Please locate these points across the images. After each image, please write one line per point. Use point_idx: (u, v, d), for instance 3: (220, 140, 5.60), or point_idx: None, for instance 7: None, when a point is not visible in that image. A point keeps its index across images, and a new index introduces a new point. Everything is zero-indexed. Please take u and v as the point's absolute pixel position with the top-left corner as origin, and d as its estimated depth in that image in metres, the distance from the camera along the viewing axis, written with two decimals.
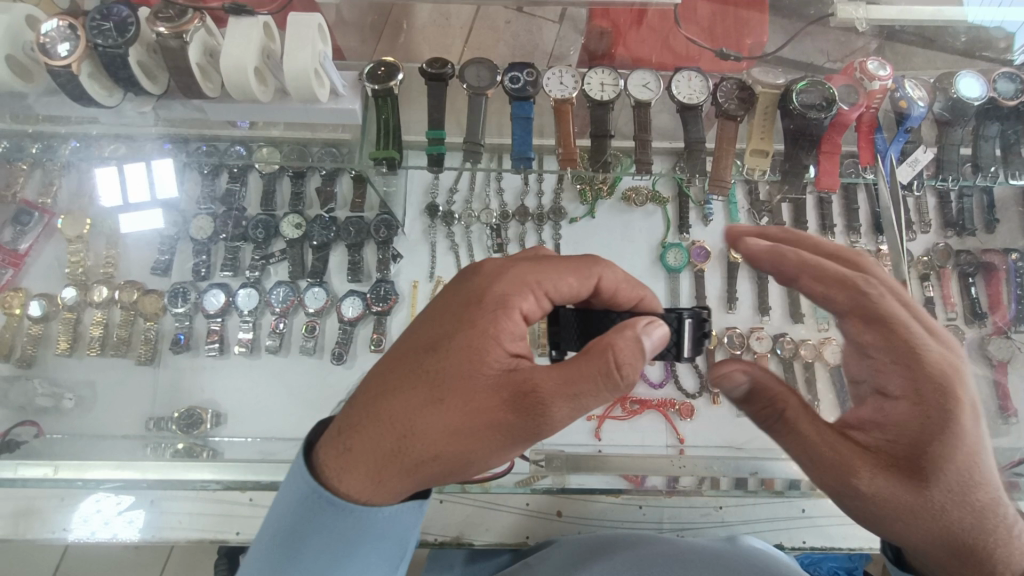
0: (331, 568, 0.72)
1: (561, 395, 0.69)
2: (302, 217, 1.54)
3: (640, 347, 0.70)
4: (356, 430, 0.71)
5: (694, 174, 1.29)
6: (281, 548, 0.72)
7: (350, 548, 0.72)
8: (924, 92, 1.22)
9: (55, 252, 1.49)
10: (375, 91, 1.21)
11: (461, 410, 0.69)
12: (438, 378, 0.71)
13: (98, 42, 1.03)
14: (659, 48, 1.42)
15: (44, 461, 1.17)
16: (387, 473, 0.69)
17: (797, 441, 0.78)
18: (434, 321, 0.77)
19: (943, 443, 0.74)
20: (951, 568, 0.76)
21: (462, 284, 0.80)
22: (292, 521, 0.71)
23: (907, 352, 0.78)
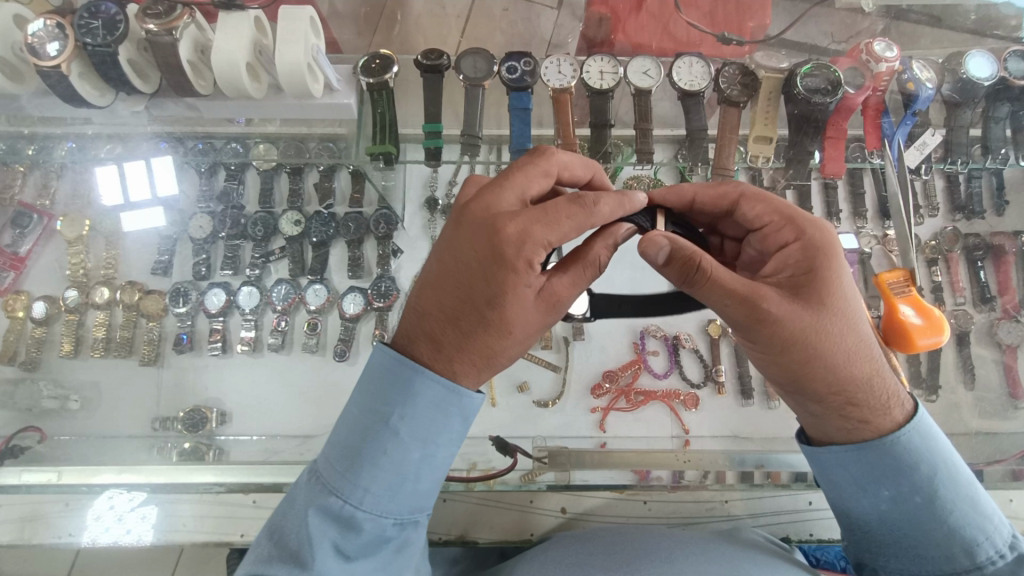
0: (427, 432, 0.81)
1: (579, 296, 0.85)
2: (302, 213, 1.52)
3: (613, 250, 0.88)
4: (446, 353, 0.81)
5: (697, 162, 1.25)
6: (386, 404, 0.80)
7: (445, 418, 0.81)
8: (932, 74, 1.20)
9: (55, 254, 1.48)
10: (370, 84, 1.19)
11: (518, 322, 0.80)
12: (492, 310, 0.79)
13: (87, 41, 1.02)
14: (659, 34, 1.35)
15: (48, 467, 1.17)
16: (476, 371, 0.82)
17: (715, 287, 0.78)
18: (467, 268, 0.80)
19: (824, 271, 0.79)
20: (855, 401, 0.80)
21: (481, 237, 0.80)
22: (398, 384, 0.80)
23: (786, 205, 0.88)
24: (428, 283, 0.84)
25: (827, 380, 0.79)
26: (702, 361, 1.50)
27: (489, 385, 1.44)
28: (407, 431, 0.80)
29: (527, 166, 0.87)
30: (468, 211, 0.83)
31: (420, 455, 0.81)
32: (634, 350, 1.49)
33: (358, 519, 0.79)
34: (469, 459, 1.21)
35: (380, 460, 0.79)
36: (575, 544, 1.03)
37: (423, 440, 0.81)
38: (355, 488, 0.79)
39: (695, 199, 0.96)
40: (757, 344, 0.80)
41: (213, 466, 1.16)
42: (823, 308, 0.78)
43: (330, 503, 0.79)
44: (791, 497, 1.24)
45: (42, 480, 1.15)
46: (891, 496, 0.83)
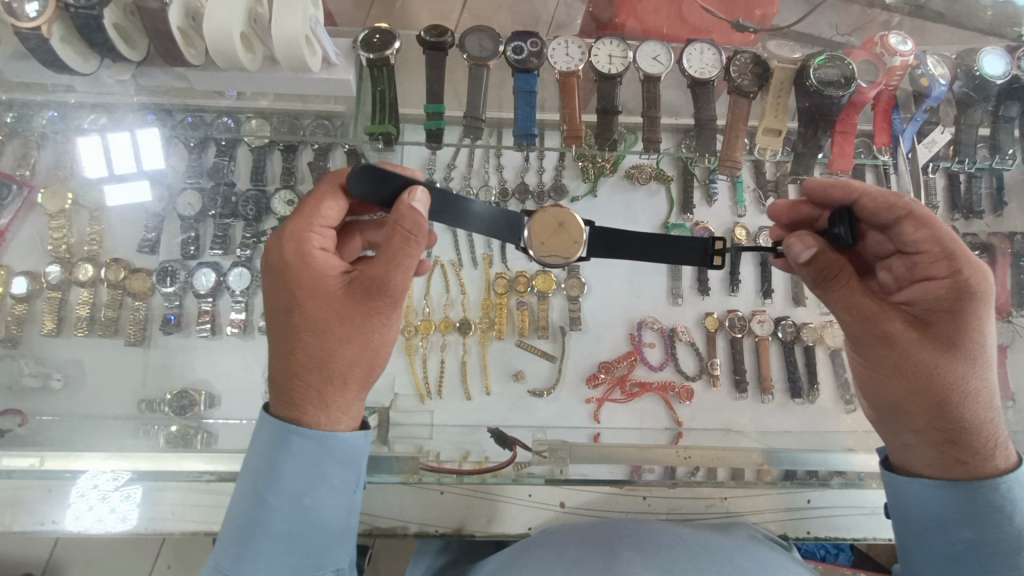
0: (304, 491, 0.81)
1: (394, 267, 0.80)
2: (294, 193, 1.47)
3: (416, 210, 0.81)
4: (287, 389, 0.81)
5: (703, 153, 1.23)
6: (258, 477, 0.81)
7: (321, 470, 0.81)
8: (945, 70, 1.18)
9: (37, 228, 1.42)
10: (370, 60, 1.14)
11: (330, 321, 0.80)
12: (298, 320, 0.80)
13: (69, 2, 0.97)
14: (671, 18, 1.29)
15: (29, 452, 1.13)
16: (321, 396, 0.80)
17: (843, 297, 0.83)
18: (269, 293, 0.84)
19: (960, 313, 0.83)
20: (958, 439, 0.84)
21: (269, 266, 0.84)
22: (263, 454, 0.81)
23: (950, 239, 0.85)
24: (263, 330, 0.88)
25: (936, 413, 0.84)
26: (698, 353, 1.49)
27: (484, 374, 1.43)
28: (284, 497, 0.81)
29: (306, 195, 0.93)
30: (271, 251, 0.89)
31: (303, 516, 0.81)
32: (630, 342, 1.48)
33: None
34: (463, 451, 1.20)
35: (260, 532, 0.80)
36: (570, 539, 1.02)
37: (303, 499, 0.81)
38: (238, 564, 0.80)
39: (861, 198, 0.88)
40: (869, 361, 0.86)
41: (202, 453, 1.12)
42: (945, 345, 0.83)
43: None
44: (786, 496, 1.25)
45: (24, 465, 1.11)
46: (937, 509, 0.87)
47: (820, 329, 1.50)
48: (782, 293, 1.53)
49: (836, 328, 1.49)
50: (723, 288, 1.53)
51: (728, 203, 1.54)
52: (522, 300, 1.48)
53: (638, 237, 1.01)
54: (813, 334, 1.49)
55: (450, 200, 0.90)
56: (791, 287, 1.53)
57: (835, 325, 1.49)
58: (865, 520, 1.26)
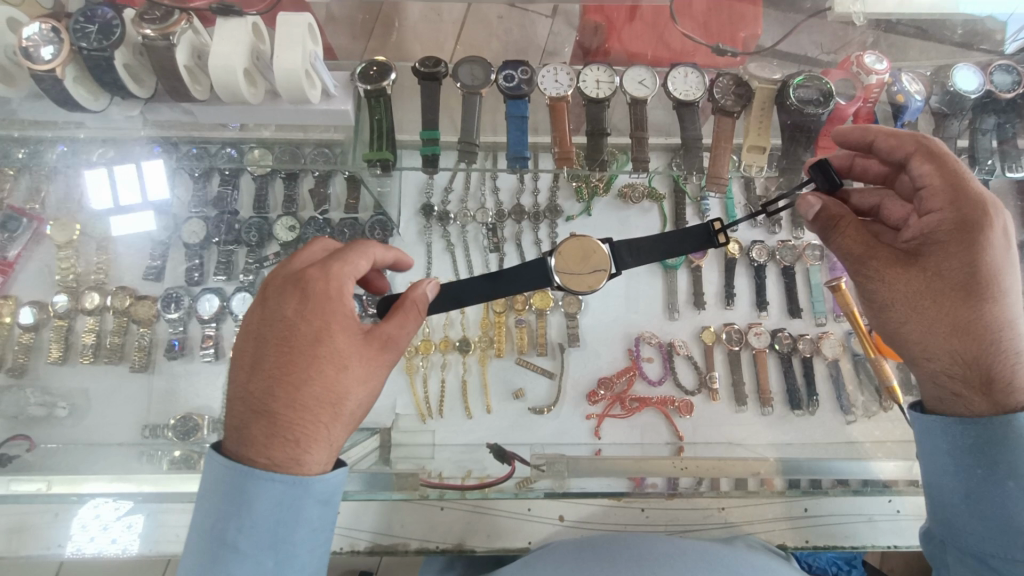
0: (278, 534, 0.78)
1: (410, 334, 0.90)
2: (296, 219, 1.52)
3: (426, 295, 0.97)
4: (287, 428, 0.77)
5: (691, 171, 1.28)
6: (226, 523, 0.77)
7: (297, 513, 0.78)
8: (921, 86, 1.22)
9: (45, 258, 1.46)
10: (368, 91, 1.19)
11: (351, 360, 0.81)
12: (321, 355, 0.80)
13: (82, 45, 1.02)
14: (653, 43, 1.38)
15: (37, 477, 1.14)
16: (324, 436, 0.79)
17: (840, 241, 0.93)
18: (287, 323, 0.81)
19: (964, 243, 0.83)
20: (964, 378, 0.83)
21: (292, 297, 0.83)
22: (232, 496, 0.76)
23: (956, 176, 0.86)
24: (252, 361, 0.81)
25: (939, 350, 0.84)
26: (696, 366, 1.50)
27: (485, 393, 1.44)
28: (256, 540, 0.77)
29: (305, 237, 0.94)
30: (274, 283, 0.86)
31: (276, 559, 0.78)
32: (629, 357, 1.49)
33: None
34: (466, 469, 1.21)
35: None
36: (572, 554, 1.02)
37: (277, 542, 0.78)
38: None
39: (875, 141, 0.92)
40: (870, 304, 0.92)
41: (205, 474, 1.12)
42: (939, 277, 0.84)
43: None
44: (787, 507, 1.25)
45: (32, 489, 1.12)
46: (951, 448, 0.87)
47: (817, 340, 1.51)
48: (777, 305, 1.56)
49: (831, 339, 1.50)
50: (719, 302, 1.55)
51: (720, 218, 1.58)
52: (521, 318, 1.50)
53: (651, 237, 1.03)
54: (810, 345, 1.51)
55: (460, 295, 1.05)
56: (786, 299, 1.55)
57: (830, 336, 1.51)
58: (867, 530, 1.25)
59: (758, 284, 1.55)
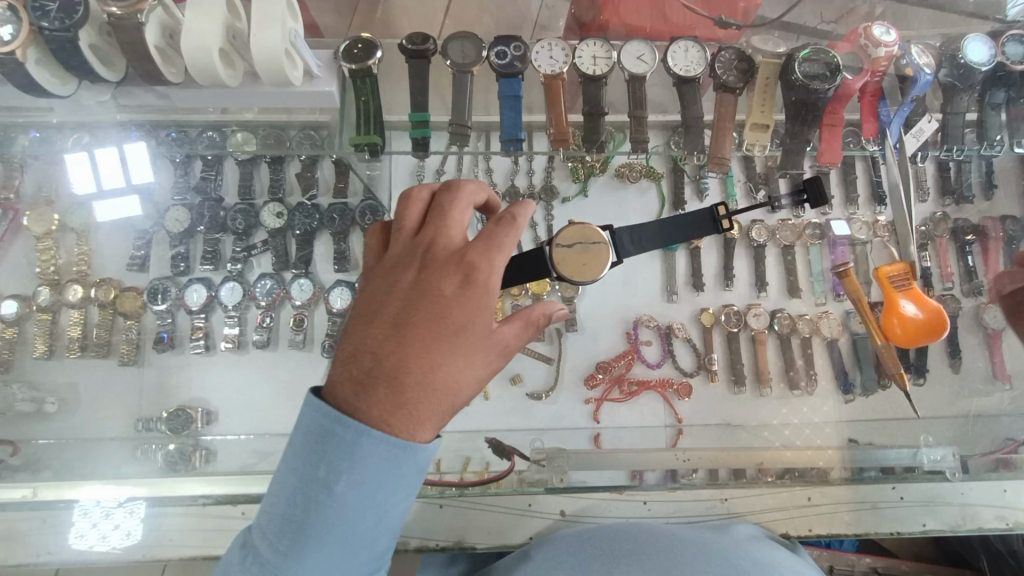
0: (375, 498, 0.69)
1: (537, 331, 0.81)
2: (283, 205, 1.47)
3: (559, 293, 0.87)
4: (408, 402, 0.68)
5: (692, 151, 1.24)
6: (321, 475, 0.68)
7: (396, 475, 0.69)
8: (930, 59, 1.17)
9: (24, 250, 1.41)
10: (352, 71, 1.13)
11: (487, 354, 0.74)
12: (467, 342, 0.72)
13: (43, 25, 0.95)
14: (653, 14, 1.28)
15: (23, 483, 1.16)
16: (437, 422, 0.70)
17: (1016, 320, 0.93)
18: (429, 287, 0.74)
19: None
20: None
21: (452, 273, 0.75)
22: (332, 448, 0.67)
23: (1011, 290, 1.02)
24: (385, 313, 0.74)
25: None
26: (696, 349, 1.49)
27: None
28: (348, 501, 0.68)
29: (454, 199, 0.83)
30: (431, 252, 0.78)
31: (369, 519, 0.71)
32: (628, 340, 1.47)
33: None
34: (463, 459, 1.21)
35: (319, 534, 0.69)
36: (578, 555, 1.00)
37: (371, 505, 0.70)
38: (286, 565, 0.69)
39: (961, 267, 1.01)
40: None
41: (221, 477, 1.18)
42: None
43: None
44: (793, 493, 1.23)
45: (17, 497, 1.14)
46: None
47: (816, 320, 1.50)
48: (776, 285, 1.53)
49: (831, 319, 1.49)
50: (718, 283, 1.52)
51: (719, 197, 1.53)
52: (517, 303, 1.46)
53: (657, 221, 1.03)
54: (809, 325, 1.50)
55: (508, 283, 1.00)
56: (785, 279, 1.53)
57: (830, 316, 1.49)
58: (869, 515, 1.25)
59: (758, 263, 1.53)
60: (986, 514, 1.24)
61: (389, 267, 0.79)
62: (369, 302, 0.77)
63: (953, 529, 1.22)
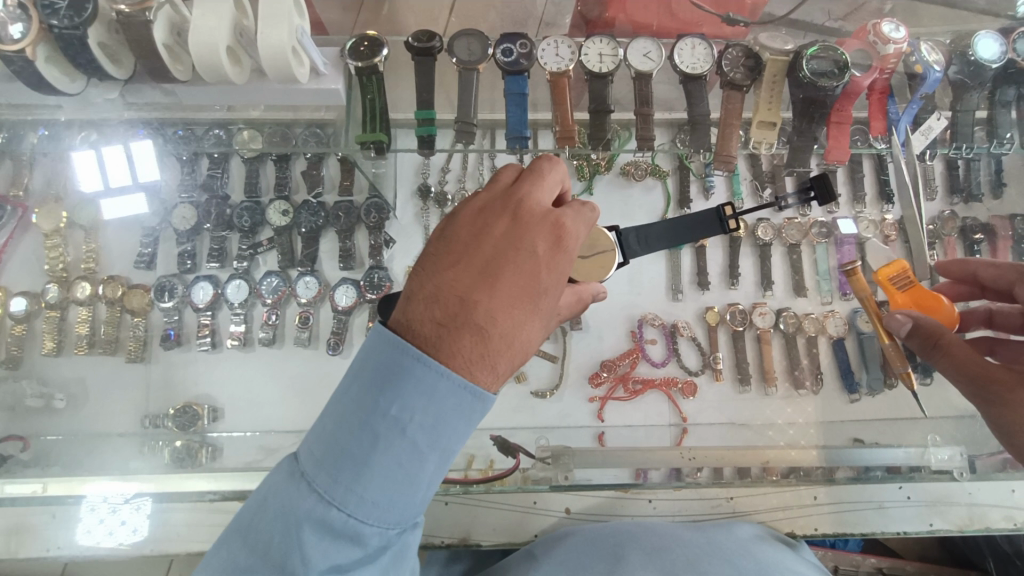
0: (441, 437, 0.69)
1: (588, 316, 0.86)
2: (289, 203, 1.47)
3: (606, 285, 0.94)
4: (488, 355, 0.68)
5: (698, 149, 1.23)
6: (391, 406, 0.68)
7: (462, 413, 0.69)
8: (941, 56, 1.16)
9: (34, 247, 1.42)
10: (358, 68, 1.13)
11: (552, 322, 0.76)
12: (548, 304, 0.73)
13: (52, 23, 0.96)
14: (659, 10, 1.27)
15: (33, 478, 1.15)
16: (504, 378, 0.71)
17: (945, 360, 0.93)
18: (522, 245, 0.73)
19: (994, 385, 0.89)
20: None
21: (546, 233, 0.75)
22: (407, 378, 0.67)
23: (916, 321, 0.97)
24: (473, 262, 0.72)
25: None
26: (701, 348, 1.48)
27: None
28: (417, 433, 0.68)
29: (549, 168, 0.84)
30: (527, 209, 0.77)
31: (431, 460, 0.70)
32: (632, 339, 1.47)
33: (361, 531, 0.67)
34: (467, 457, 1.19)
35: (383, 468, 0.67)
36: (583, 556, 1.01)
37: (438, 443, 0.70)
38: (344, 497, 0.67)
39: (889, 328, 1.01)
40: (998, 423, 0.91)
41: (219, 474, 1.15)
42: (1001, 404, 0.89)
43: (313, 508, 0.67)
44: (797, 494, 1.25)
45: (27, 492, 1.12)
46: None
47: (822, 319, 1.49)
48: (782, 284, 1.53)
49: (838, 318, 1.48)
50: (724, 282, 1.52)
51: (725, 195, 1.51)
52: None
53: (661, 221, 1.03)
54: (815, 324, 1.49)
55: None
56: (791, 278, 1.52)
57: (837, 315, 1.49)
58: (871, 515, 1.26)
59: (764, 262, 1.52)
60: (993, 514, 1.26)
61: (476, 216, 0.77)
62: (454, 245, 0.74)
63: (961, 529, 1.24)
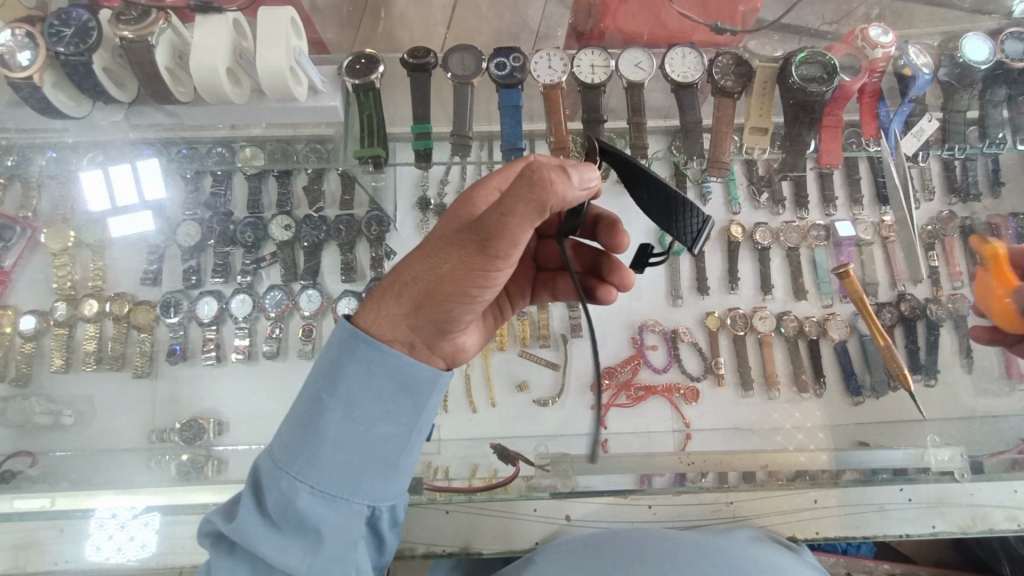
0: (361, 404, 0.82)
1: (504, 220, 0.67)
2: (291, 217, 1.50)
3: (563, 183, 0.66)
4: (376, 294, 0.83)
5: (691, 156, 1.25)
6: (322, 382, 0.82)
7: (377, 382, 0.82)
8: (929, 59, 1.17)
9: (41, 267, 1.45)
10: (356, 86, 1.16)
11: (436, 248, 0.76)
12: (440, 244, 0.75)
13: (59, 50, 1.00)
14: (650, 21, 1.30)
15: (40, 493, 1.17)
16: (391, 310, 0.80)
17: None
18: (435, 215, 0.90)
19: None
20: None
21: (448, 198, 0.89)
22: (332, 357, 0.82)
23: None
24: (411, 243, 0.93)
25: None
26: (701, 353, 1.49)
27: (488, 386, 1.42)
28: (342, 403, 0.81)
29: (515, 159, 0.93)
30: None
31: (354, 425, 0.82)
32: (634, 345, 1.48)
33: (300, 492, 0.80)
34: (470, 466, 1.21)
35: (315, 433, 0.81)
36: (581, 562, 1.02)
37: (361, 413, 0.82)
38: (294, 461, 0.80)
39: None
40: None
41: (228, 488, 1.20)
42: None
43: (269, 468, 0.81)
44: (797, 497, 1.25)
45: (35, 507, 1.15)
46: None
47: (823, 322, 1.49)
48: (782, 287, 1.53)
49: (839, 320, 1.48)
50: (723, 287, 1.52)
51: (722, 200, 1.54)
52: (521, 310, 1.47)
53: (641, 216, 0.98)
54: (816, 327, 1.49)
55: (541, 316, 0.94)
56: (791, 281, 1.53)
57: (838, 317, 1.49)
58: (875, 518, 1.25)
59: (763, 266, 1.53)
60: (997, 515, 1.24)
61: None
62: None
63: (963, 530, 1.23)
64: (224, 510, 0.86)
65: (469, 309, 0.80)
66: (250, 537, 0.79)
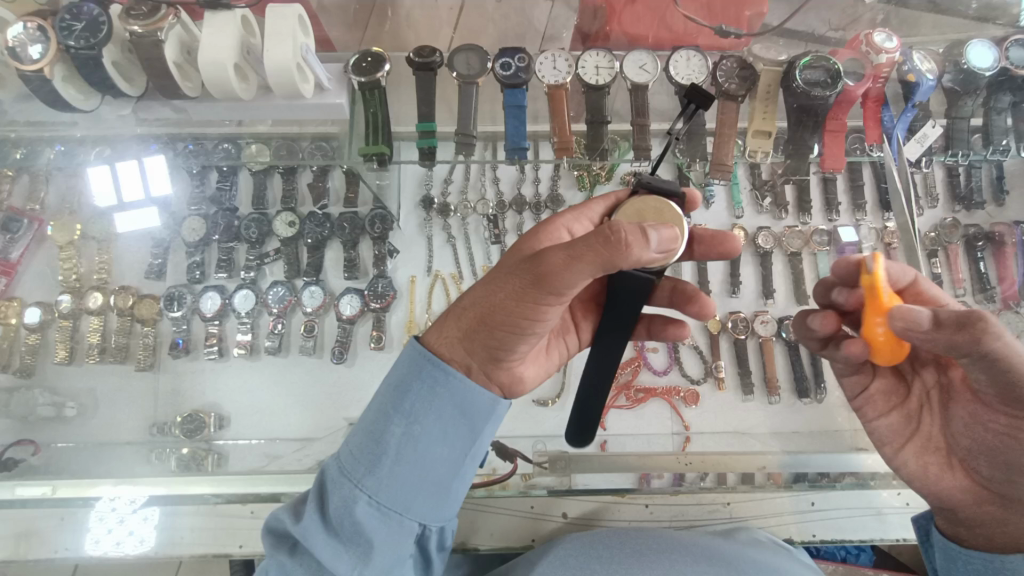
0: (421, 423, 0.84)
1: (565, 262, 0.70)
2: (295, 214, 1.50)
3: (638, 236, 0.69)
4: (445, 316, 0.87)
5: (694, 159, 1.24)
6: (388, 398, 0.85)
7: (436, 403, 0.83)
8: (933, 65, 1.18)
9: (47, 259, 1.46)
10: (362, 83, 1.17)
11: (499, 277, 0.80)
12: (502, 273, 0.80)
13: (70, 44, 1.01)
14: (654, 24, 1.30)
15: (40, 481, 1.18)
16: (453, 331, 0.84)
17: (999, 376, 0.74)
18: None
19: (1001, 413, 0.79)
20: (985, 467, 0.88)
21: None
22: (400, 372, 0.85)
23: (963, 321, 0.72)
24: None
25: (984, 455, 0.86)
26: (702, 355, 1.49)
27: None
28: (404, 420, 0.83)
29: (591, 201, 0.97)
30: None
31: (413, 446, 0.84)
32: (634, 347, 1.48)
33: (358, 503, 0.81)
34: None
35: (377, 447, 0.83)
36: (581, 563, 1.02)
37: (420, 433, 0.84)
38: (357, 472, 0.83)
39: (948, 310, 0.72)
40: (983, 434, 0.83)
41: (225, 481, 1.19)
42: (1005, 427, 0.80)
43: (333, 475, 0.84)
44: (794, 499, 1.25)
45: (37, 494, 1.16)
46: None
47: None
48: (783, 291, 1.53)
49: None
50: (725, 290, 1.52)
51: (725, 204, 1.54)
52: None
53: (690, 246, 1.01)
54: None
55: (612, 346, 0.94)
56: (793, 286, 1.52)
57: None
58: (874, 522, 1.24)
59: (766, 270, 1.53)
60: None
61: None
62: None
63: None
64: (289, 508, 0.89)
65: (522, 339, 0.81)
66: (310, 540, 0.82)
